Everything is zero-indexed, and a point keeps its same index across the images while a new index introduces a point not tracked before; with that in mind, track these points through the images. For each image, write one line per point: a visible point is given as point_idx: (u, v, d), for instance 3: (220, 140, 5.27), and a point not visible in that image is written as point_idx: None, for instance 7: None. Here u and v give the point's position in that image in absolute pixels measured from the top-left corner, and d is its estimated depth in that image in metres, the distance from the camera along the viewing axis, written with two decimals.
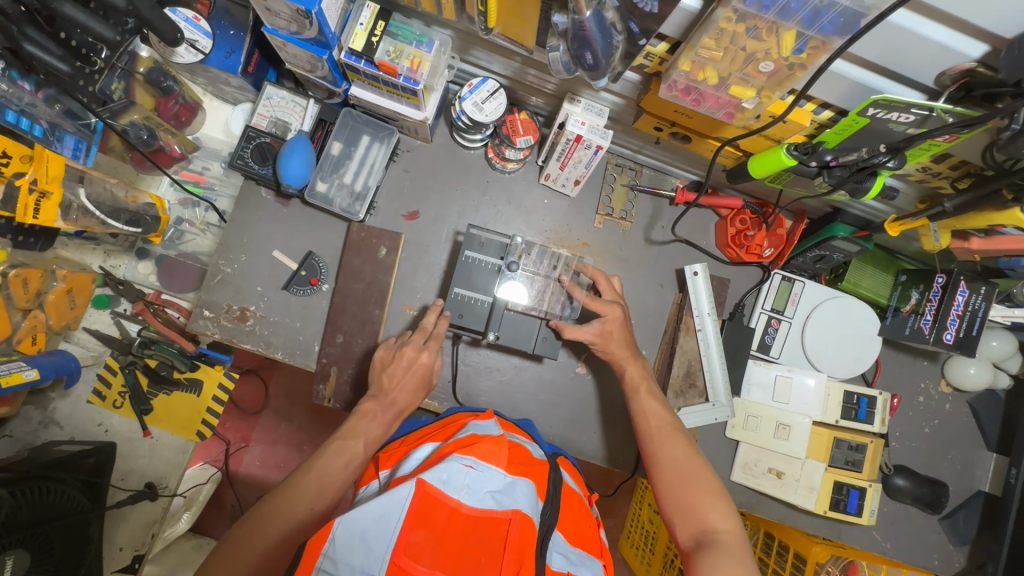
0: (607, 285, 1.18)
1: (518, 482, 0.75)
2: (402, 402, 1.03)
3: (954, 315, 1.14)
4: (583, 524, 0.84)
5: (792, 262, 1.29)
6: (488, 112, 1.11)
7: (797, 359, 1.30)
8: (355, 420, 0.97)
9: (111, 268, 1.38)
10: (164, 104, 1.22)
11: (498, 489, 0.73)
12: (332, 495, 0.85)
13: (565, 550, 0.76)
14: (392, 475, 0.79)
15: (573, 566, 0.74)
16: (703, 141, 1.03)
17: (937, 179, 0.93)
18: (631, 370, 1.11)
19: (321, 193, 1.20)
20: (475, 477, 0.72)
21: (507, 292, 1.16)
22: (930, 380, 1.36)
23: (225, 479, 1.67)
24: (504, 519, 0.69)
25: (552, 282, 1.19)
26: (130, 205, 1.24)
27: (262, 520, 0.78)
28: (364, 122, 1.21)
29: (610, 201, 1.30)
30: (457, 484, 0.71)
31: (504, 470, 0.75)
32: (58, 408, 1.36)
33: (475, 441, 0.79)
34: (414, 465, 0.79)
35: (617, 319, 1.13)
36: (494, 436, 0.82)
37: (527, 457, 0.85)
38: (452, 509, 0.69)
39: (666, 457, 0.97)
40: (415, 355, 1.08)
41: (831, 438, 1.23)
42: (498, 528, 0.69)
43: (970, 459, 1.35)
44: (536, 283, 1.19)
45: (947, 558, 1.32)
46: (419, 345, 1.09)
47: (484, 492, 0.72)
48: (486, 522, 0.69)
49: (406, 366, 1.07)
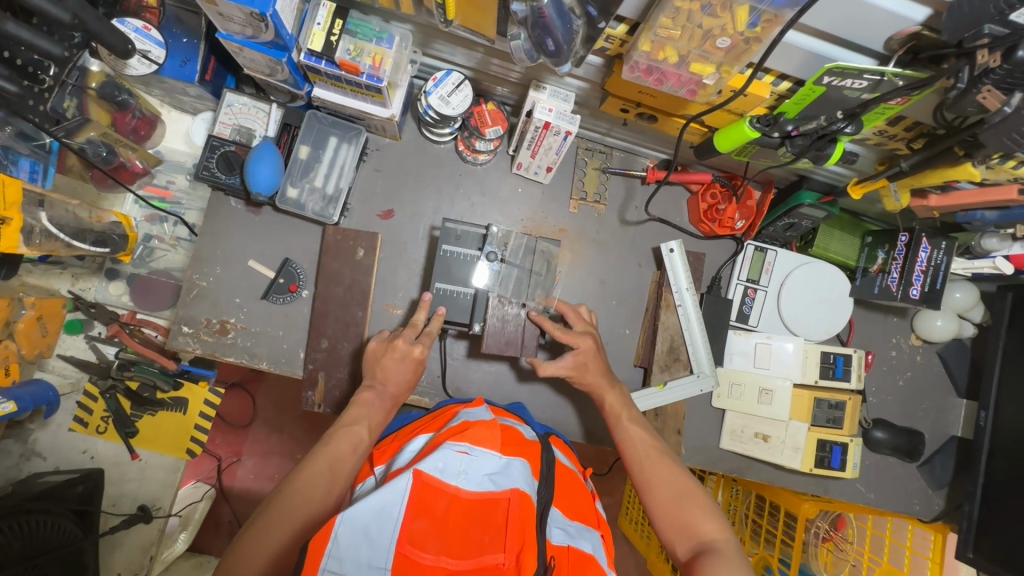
0: (576, 315, 1.20)
1: (513, 462, 0.76)
2: (395, 387, 1.05)
3: (918, 271, 1.19)
4: (579, 499, 0.86)
5: (763, 232, 1.32)
6: (455, 105, 1.11)
7: (775, 325, 1.34)
8: (356, 408, 0.99)
9: (81, 291, 1.34)
10: (121, 118, 1.17)
11: (495, 472, 0.75)
12: (345, 477, 0.86)
13: (563, 523, 0.78)
14: (388, 471, 0.80)
15: (573, 538, 0.76)
16: (669, 120, 1.05)
17: (894, 141, 0.96)
18: (611, 398, 1.12)
19: (292, 199, 1.18)
20: (471, 462, 0.74)
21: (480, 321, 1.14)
22: (901, 335, 1.42)
23: (220, 495, 1.66)
24: (503, 499, 0.71)
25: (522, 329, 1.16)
26: (95, 225, 1.19)
27: (281, 512, 0.78)
28: (330, 124, 1.19)
29: (583, 185, 1.31)
30: (454, 471, 0.73)
31: (498, 452, 0.77)
32: (39, 439, 1.33)
33: (468, 427, 0.81)
34: (409, 457, 0.80)
35: (589, 350, 1.14)
36: (484, 421, 0.83)
37: (519, 438, 0.87)
38: (451, 495, 0.71)
39: (656, 479, 0.97)
40: (401, 348, 1.08)
41: (811, 398, 1.27)
42: (498, 508, 0.70)
43: (942, 407, 1.42)
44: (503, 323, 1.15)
45: (928, 502, 1.39)
46: (410, 338, 1.10)
47: (481, 475, 0.74)
48: (486, 504, 0.71)
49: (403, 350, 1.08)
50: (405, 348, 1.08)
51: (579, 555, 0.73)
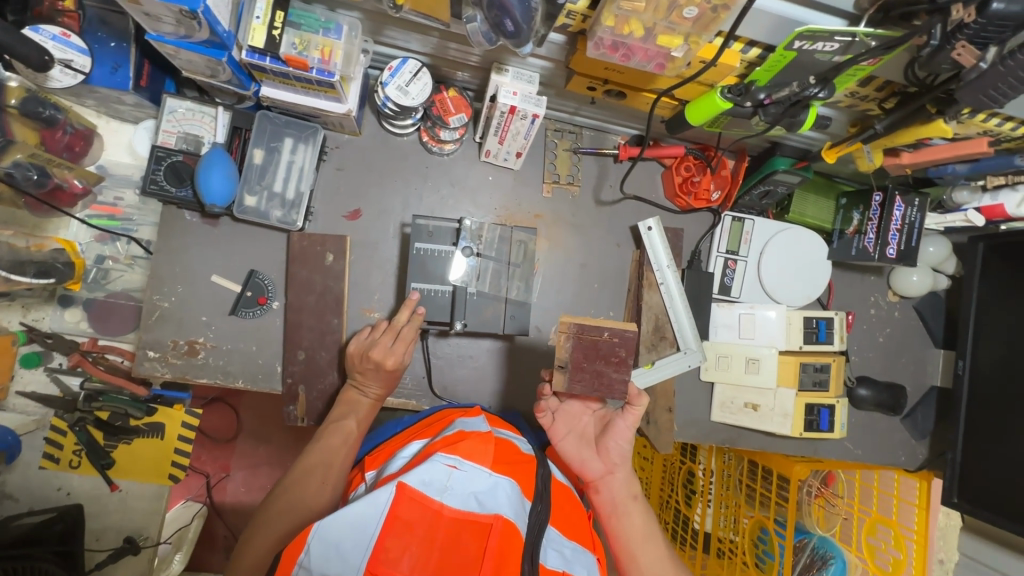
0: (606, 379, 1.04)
1: (501, 482, 0.75)
2: (377, 394, 1.07)
3: (894, 229, 1.20)
4: (575, 517, 0.85)
5: (739, 202, 1.31)
6: (414, 95, 1.06)
7: (757, 295, 1.34)
8: (341, 406, 1.05)
9: (34, 322, 1.25)
10: (51, 136, 1.09)
11: (480, 491, 0.73)
12: (338, 467, 0.92)
13: (559, 545, 0.77)
14: (380, 476, 0.79)
15: (568, 562, 0.75)
16: (639, 95, 1.01)
17: (866, 102, 0.94)
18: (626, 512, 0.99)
19: (252, 207, 1.12)
20: (458, 478, 0.73)
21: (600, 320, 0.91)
22: (879, 293, 1.44)
23: (213, 511, 1.62)
24: (486, 523, 0.68)
25: (601, 367, 0.89)
26: (34, 254, 1.12)
27: (280, 507, 0.85)
28: (284, 124, 1.12)
29: (555, 167, 1.27)
30: (440, 486, 0.71)
31: (488, 469, 0.76)
32: (9, 480, 1.28)
33: (461, 438, 0.80)
34: (402, 463, 0.78)
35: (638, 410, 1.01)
36: (479, 434, 0.83)
37: (514, 455, 0.86)
38: (434, 512, 0.68)
39: None
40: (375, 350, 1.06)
41: (797, 364, 1.29)
42: (481, 532, 0.68)
43: (921, 359, 1.45)
44: (598, 346, 0.89)
45: (912, 452, 1.44)
46: (388, 344, 1.07)
47: (466, 493, 0.72)
48: (470, 524, 0.68)
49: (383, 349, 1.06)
50: (380, 354, 1.05)
51: None
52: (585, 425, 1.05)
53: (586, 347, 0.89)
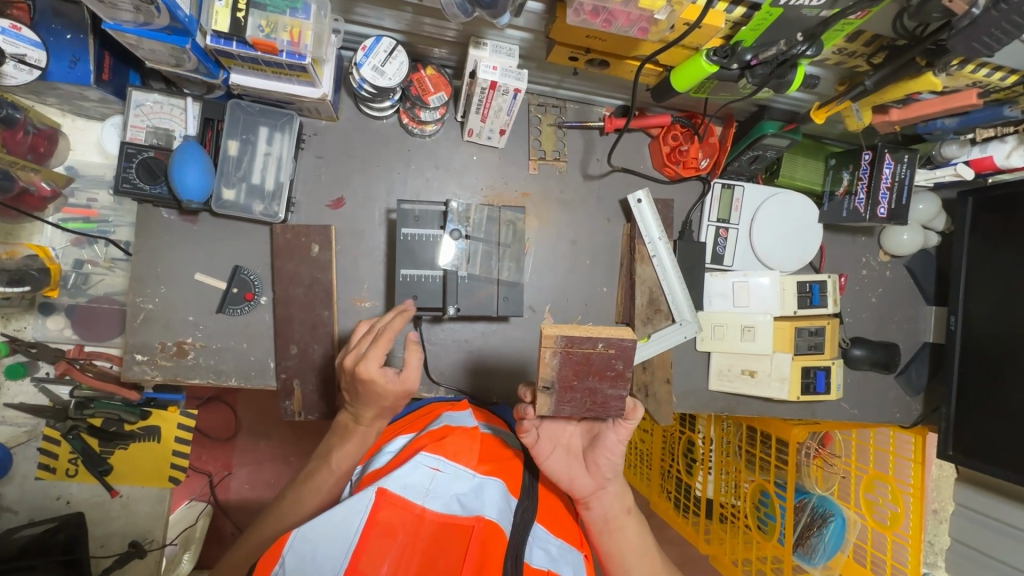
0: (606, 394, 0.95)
1: (486, 482, 0.83)
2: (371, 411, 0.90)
3: (885, 188, 1.18)
4: (562, 519, 0.95)
5: (729, 169, 1.29)
6: (390, 75, 1.02)
7: (749, 262, 1.33)
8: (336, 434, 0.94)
9: (16, 332, 1.23)
10: (13, 137, 1.05)
11: (463, 492, 0.80)
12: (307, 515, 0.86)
13: (546, 542, 0.86)
14: (366, 472, 0.84)
15: (554, 561, 0.83)
16: (622, 63, 0.98)
17: (854, 59, 0.91)
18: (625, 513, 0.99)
19: (231, 200, 1.08)
20: (440, 480, 0.79)
21: (592, 328, 0.81)
22: (870, 253, 1.44)
23: (217, 510, 1.62)
24: (468, 525, 0.75)
25: (593, 383, 0.82)
26: (9, 261, 1.08)
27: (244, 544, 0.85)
28: (257, 112, 1.08)
29: (540, 143, 1.24)
30: (423, 488, 0.77)
31: (473, 470, 0.84)
32: (6, 493, 1.26)
33: (448, 434, 0.88)
34: (388, 458, 0.84)
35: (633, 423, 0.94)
36: (465, 431, 0.92)
37: (500, 455, 0.95)
38: (417, 515, 0.73)
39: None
40: (367, 372, 0.85)
41: (792, 329, 1.28)
42: (463, 533, 0.74)
43: (914, 317, 1.46)
44: (591, 360, 0.81)
45: (907, 409, 1.45)
46: (363, 347, 0.90)
47: (449, 495, 0.78)
48: (451, 526, 0.74)
49: (382, 370, 0.86)
50: (377, 378, 0.86)
51: None
52: (570, 438, 0.97)
53: (576, 364, 0.81)
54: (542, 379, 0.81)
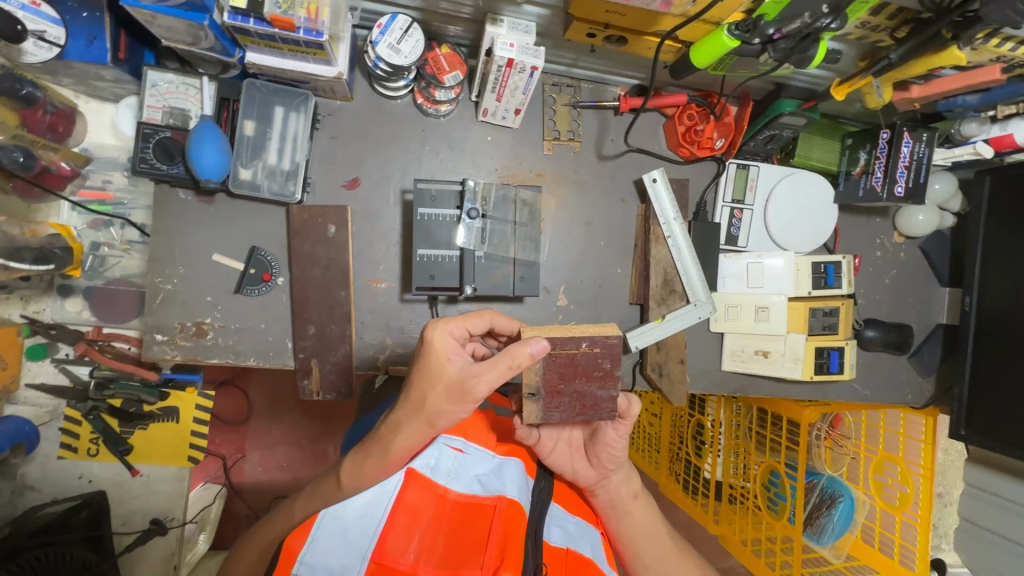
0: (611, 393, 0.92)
1: (505, 463, 0.87)
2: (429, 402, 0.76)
3: (903, 166, 1.17)
4: (576, 500, 0.98)
5: (744, 149, 1.28)
6: (406, 53, 1.01)
7: (764, 243, 1.33)
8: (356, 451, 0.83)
9: (35, 314, 1.23)
10: (32, 116, 1.06)
11: (483, 474, 0.83)
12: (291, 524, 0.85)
13: (563, 521, 0.88)
14: None
15: (573, 538, 0.85)
16: (642, 39, 0.97)
17: (877, 33, 0.90)
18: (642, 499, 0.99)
19: (247, 180, 1.09)
20: (461, 462, 0.84)
21: (575, 328, 0.84)
22: (885, 235, 1.43)
23: (232, 491, 1.64)
24: (490, 505, 0.76)
25: (581, 387, 0.85)
26: (29, 241, 1.08)
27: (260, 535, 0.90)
28: (272, 92, 1.07)
29: (555, 123, 1.23)
30: (445, 471, 0.81)
31: (491, 454, 0.88)
32: (29, 472, 1.28)
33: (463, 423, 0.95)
34: None
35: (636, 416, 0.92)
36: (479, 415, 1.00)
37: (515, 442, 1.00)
38: (439, 496, 0.77)
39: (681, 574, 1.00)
40: (435, 337, 0.78)
41: (806, 309, 1.28)
42: (485, 512, 0.75)
43: (927, 299, 1.46)
44: (575, 360, 0.84)
45: (919, 390, 1.46)
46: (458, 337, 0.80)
47: (470, 476, 0.82)
48: (474, 505, 0.76)
49: (456, 347, 0.79)
50: (446, 352, 0.77)
51: (578, 557, 0.80)
52: (571, 432, 0.97)
53: (561, 367, 0.84)
54: (527, 386, 0.84)
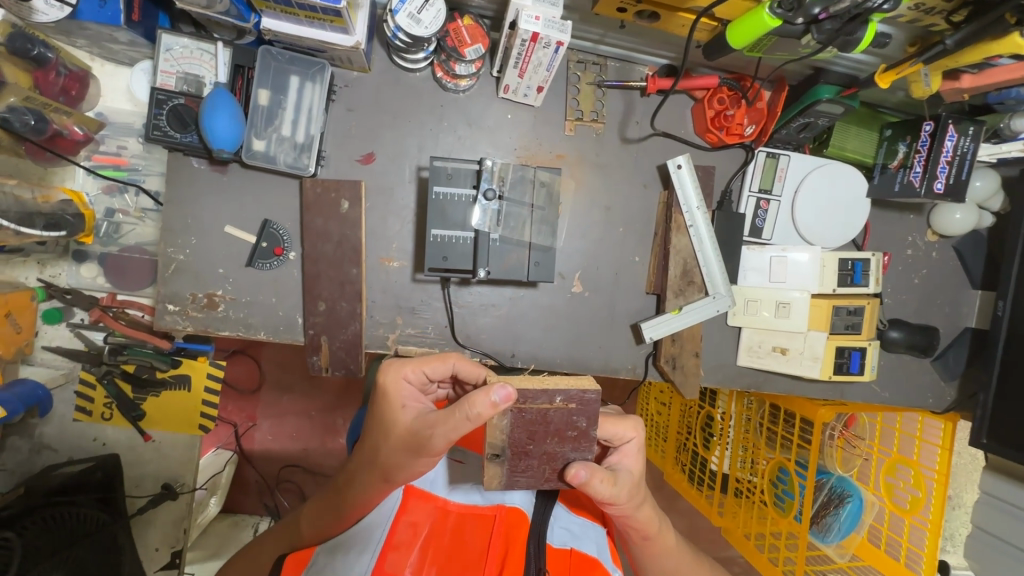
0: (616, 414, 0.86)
1: None
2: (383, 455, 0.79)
3: (943, 162, 1.11)
4: (582, 500, 0.97)
5: (775, 137, 1.22)
6: (426, 24, 0.97)
7: (789, 237, 1.28)
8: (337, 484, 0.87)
9: (51, 278, 1.24)
10: (44, 78, 1.04)
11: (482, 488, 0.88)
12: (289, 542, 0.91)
13: (567, 522, 0.87)
14: None
15: (577, 538, 0.84)
16: (675, 16, 0.92)
17: (931, 16, 0.83)
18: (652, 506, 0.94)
19: (260, 152, 1.07)
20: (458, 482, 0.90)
21: (549, 381, 0.79)
22: (917, 233, 1.37)
23: (243, 458, 1.67)
24: (490, 515, 0.81)
25: (553, 447, 0.78)
26: (42, 206, 1.08)
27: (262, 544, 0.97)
28: (288, 60, 1.04)
29: (578, 103, 1.18)
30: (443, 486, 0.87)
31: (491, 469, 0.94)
32: (45, 432, 1.31)
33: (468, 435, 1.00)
34: None
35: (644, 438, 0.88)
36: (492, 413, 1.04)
37: None
38: (441, 506, 0.82)
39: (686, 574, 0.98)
40: (389, 384, 0.81)
41: (830, 307, 1.23)
42: (486, 521, 0.80)
43: (957, 301, 1.40)
44: (548, 419, 0.77)
45: (940, 394, 1.41)
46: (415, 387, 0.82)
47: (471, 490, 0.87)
48: (473, 514, 0.81)
49: (413, 393, 0.82)
50: (399, 399, 0.80)
51: (581, 557, 0.79)
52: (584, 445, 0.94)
53: (530, 425, 0.77)
54: (490, 446, 0.77)
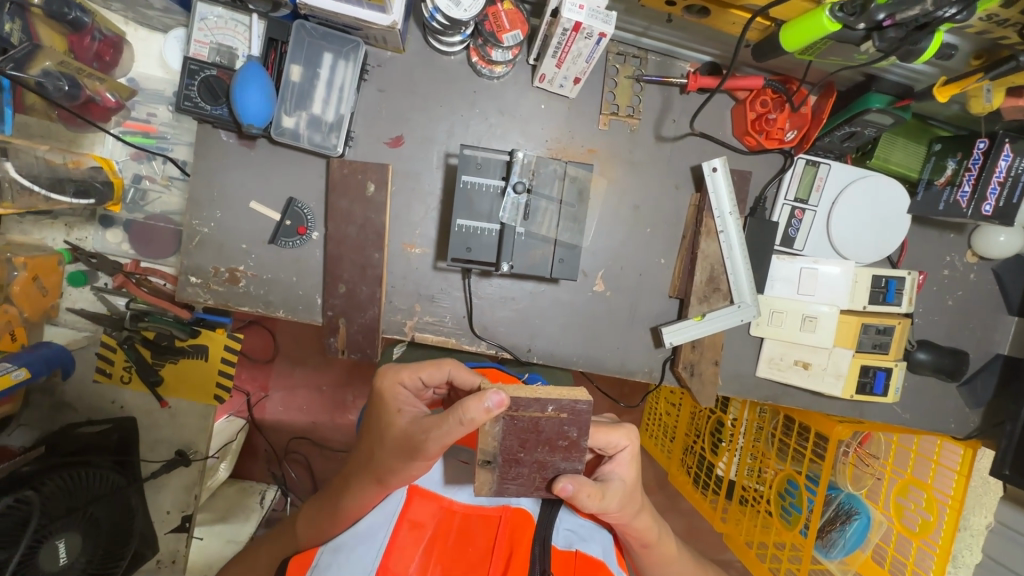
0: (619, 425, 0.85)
1: None
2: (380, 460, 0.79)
3: (995, 183, 1.07)
4: None
5: (817, 144, 1.17)
6: (465, 7, 0.94)
7: (822, 250, 1.23)
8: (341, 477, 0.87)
9: (78, 242, 1.25)
10: (79, 42, 1.04)
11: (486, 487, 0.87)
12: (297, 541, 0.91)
13: (573, 523, 0.86)
14: None
15: (584, 540, 0.84)
16: (727, 13, 0.87)
17: (1003, 29, 0.78)
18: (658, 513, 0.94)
19: (289, 129, 1.05)
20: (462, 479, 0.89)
21: (543, 390, 0.77)
22: (956, 253, 1.32)
23: (254, 427, 1.70)
24: (495, 516, 0.80)
25: (544, 456, 0.77)
26: (73, 172, 1.08)
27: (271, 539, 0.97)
28: (321, 36, 1.02)
29: (614, 97, 1.15)
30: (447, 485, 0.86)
31: None
32: (66, 391, 1.34)
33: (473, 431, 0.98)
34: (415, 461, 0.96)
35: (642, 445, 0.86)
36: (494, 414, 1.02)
37: None
38: (445, 507, 0.81)
39: None
40: (387, 387, 0.83)
41: (859, 324, 1.20)
42: (490, 523, 0.79)
43: (991, 326, 1.35)
44: (541, 427, 0.76)
45: (963, 420, 1.38)
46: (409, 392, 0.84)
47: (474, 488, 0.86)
48: (477, 514, 0.81)
49: (409, 398, 0.83)
50: (395, 404, 0.82)
51: (586, 560, 0.79)
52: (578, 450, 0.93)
53: (522, 433, 0.76)
54: (482, 452, 0.76)
